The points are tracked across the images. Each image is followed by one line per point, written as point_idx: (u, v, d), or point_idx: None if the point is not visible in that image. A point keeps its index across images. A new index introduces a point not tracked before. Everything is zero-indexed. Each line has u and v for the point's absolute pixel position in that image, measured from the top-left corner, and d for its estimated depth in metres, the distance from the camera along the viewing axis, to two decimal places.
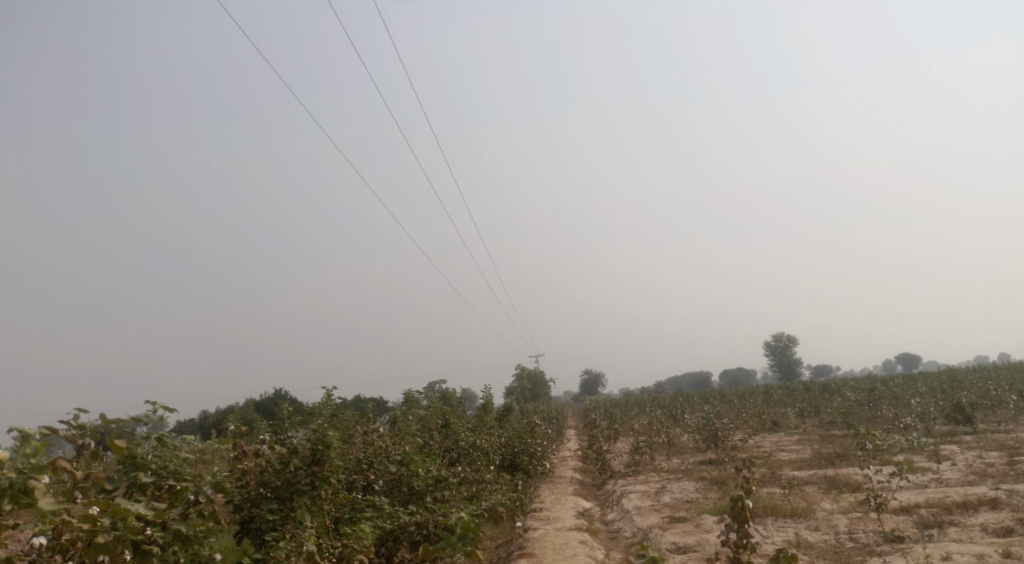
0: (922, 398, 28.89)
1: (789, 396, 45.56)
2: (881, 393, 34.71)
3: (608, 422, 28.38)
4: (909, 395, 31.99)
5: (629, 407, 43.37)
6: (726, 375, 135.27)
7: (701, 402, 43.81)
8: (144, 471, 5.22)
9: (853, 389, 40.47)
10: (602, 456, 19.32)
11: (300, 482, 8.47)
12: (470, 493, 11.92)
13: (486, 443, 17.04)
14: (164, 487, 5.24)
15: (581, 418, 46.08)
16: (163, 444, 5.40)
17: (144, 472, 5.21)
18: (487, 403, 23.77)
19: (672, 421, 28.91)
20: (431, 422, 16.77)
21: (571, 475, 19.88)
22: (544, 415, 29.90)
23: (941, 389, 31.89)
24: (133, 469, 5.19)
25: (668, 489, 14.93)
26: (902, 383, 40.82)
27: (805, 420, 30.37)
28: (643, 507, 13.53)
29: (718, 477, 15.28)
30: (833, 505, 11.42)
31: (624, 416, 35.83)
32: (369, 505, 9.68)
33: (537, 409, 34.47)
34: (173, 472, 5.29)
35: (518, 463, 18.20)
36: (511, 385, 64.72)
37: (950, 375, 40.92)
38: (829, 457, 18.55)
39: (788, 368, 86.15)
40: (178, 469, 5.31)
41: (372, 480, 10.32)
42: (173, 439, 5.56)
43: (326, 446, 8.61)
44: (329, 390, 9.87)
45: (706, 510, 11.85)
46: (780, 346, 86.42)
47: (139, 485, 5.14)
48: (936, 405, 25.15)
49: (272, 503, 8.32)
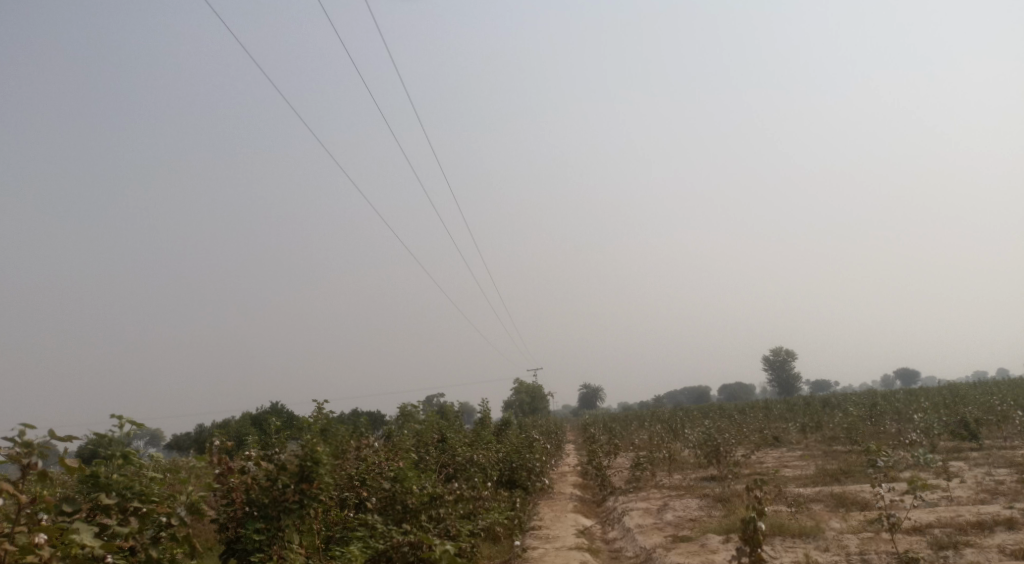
0: (925, 413, 28.52)
1: (790, 411, 45.17)
2: (883, 408, 34.33)
3: (608, 436, 27.99)
4: (912, 410, 31.62)
5: (628, 422, 42.96)
6: (725, 389, 134.83)
7: (701, 416, 43.38)
8: (108, 492, 4.95)
9: (854, 403, 40.06)
10: (602, 472, 18.93)
11: (288, 500, 8.05)
12: (467, 511, 11.52)
13: (483, 458, 16.61)
14: (129, 509, 4.97)
15: (580, 432, 45.64)
16: (128, 463, 5.12)
17: (107, 494, 4.94)
18: (485, 417, 23.38)
19: (672, 436, 28.51)
20: (427, 437, 16.39)
21: (571, 491, 19.46)
22: (543, 430, 29.50)
23: (944, 404, 31.50)
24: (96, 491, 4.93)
25: (670, 507, 14.52)
26: (903, 398, 40.46)
27: (808, 435, 29.97)
28: (645, 525, 13.14)
29: (722, 494, 14.88)
30: (841, 525, 11.03)
31: (624, 431, 35.41)
32: (361, 524, 9.30)
33: (536, 424, 34.08)
34: (139, 493, 5.03)
35: (516, 479, 17.79)
36: (509, 399, 64.23)
37: (952, 389, 40.54)
38: (834, 473, 18.16)
39: (787, 383, 85.74)
40: (144, 490, 5.05)
41: (365, 497, 9.98)
42: (139, 457, 5.27)
43: (315, 462, 8.17)
44: (321, 403, 9.47)
45: (711, 530, 11.47)
46: (779, 361, 86.09)
47: (102, 508, 4.87)
48: (941, 420, 24.79)
49: (257, 522, 7.92)
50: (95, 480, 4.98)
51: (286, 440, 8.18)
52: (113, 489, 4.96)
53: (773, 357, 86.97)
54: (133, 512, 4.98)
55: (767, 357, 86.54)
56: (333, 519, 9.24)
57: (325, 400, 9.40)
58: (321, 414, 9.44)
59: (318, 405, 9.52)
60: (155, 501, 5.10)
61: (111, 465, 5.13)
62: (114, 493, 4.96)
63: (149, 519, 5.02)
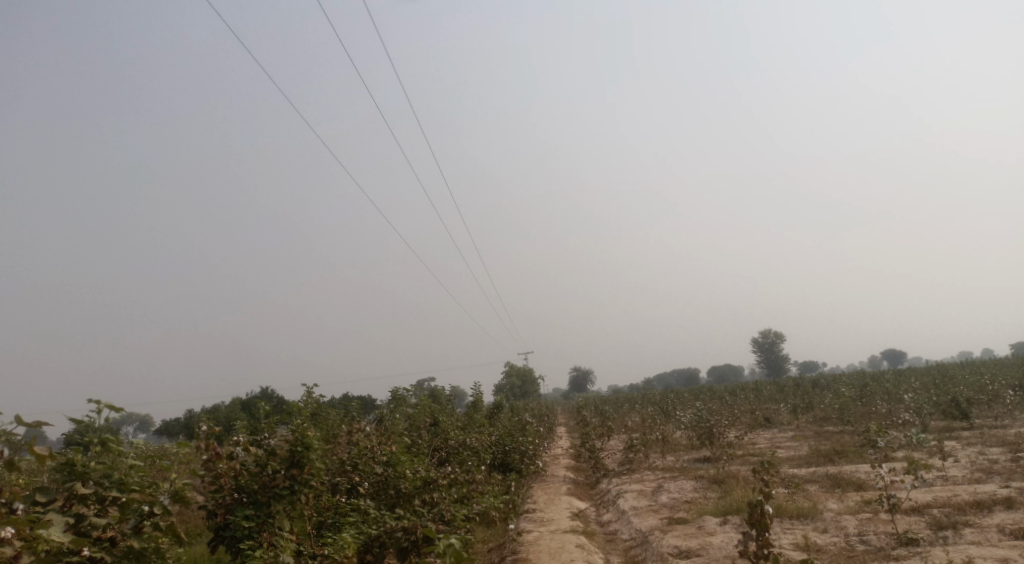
0: (916, 393, 28.60)
1: (781, 392, 45.33)
2: (874, 389, 34.44)
3: (600, 419, 27.97)
4: (902, 390, 31.73)
5: (620, 404, 43.04)
6: (714, 371, 135.50)
7: (692, 398, 43.46)
8: (84, 481, 4.73)
9: (844, 384, 40.20)
10: (595, 455, 18.85)
11: (278, 485, 7.84)
12: (460, 495, 11.35)
13: (476, 442, 16.45)
14: (108, 499, 4.76)
15: (571, 415, 45.67)
16: (108, 450, 4.88)
17: (84, 483, 4.73)
18: (477, 400, 23.24)
19: (665, 418, 28.51)
20: (419, 421, 16.22)
21: (564, 474, 19.38)
22: (535, 413, 29.42)
23: (934, 384, 31.60)
24: (72, 479, 4.72)
25: (665, 489, 14.43)
26: (894, 378, 40.61)
27: (799, 416, 30.04)
28: (640, 508, 13.05)
29: (717, 476, 14.80)
30: (839, 506, 10.94)
31: (616, 413, 35.40)
32: (354, 509, 9.10)
33: (527, 407, 34.01)
34: (118, 482, 4.82)
35: (509, 463, 17.66)
36: (500, 382, 64.18)
37: (941, 370, 40.72)
38: (827, 454, 18.14)
39: (776, 365, 86.16)
40: (124, 479, 4.84)
41: (357, 482, 9.78)
42: (120, 443, 5.03)
43: (305, 447, 7.96)
44: (311, 388, 9.27)
45: (707, 511, 11.37)
46: (769, 342, 86.47)
47: (79, 498, 4.66)
48: (932, 400, 24.85)
49: (246, 508, 7.72)
50: (72, 467, 4.76)
51: (276, 424, 7.97)
52: (90, 478, 4.75)
53: (763, 339, 87.26)
54: (112, 501, 4.77)
55: (756, 339, 86.94)
56: (325, 504, 9.07)
57: (315, 384, 9.17)
58: (312, 398, 9.24)
59: (308, 390, 9.31)
60: (134, 489, 4.89)
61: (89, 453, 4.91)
62: (91, 483, 4.75)
63: (129, 508, 4.81)
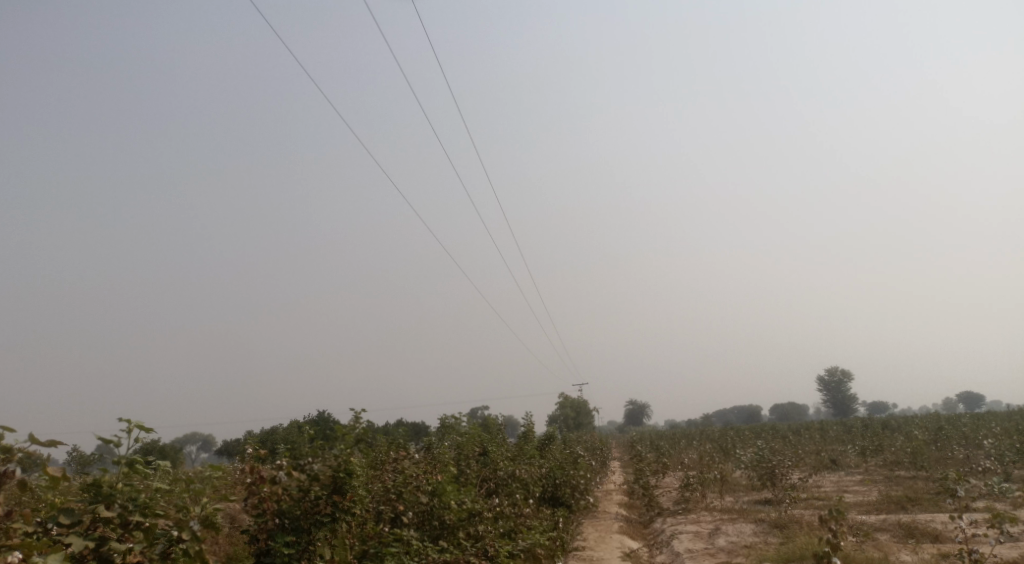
0: (996, 440, 26.92)
1: (847, 434, 43.40)
2: (949, 433, 32.61)
3: (655, 454, 27.19)
4: (980, 435, 29.95)
5: (676, 440, 41.91)
6: (776, 409, 131.38)
7: (752, 436, 41.99)
8: (109, 503, 4.66)
9: (915, 427, 38.18)
10: (649, 492, 18.22)
11: (320, 512, 7.75)
12: (506, 529, 11.04)
13: (526, 474, 16.10)
14: (131, 524, 4.70)
15: (625, 449, 44.66)
16: (134, 471, 4.78)
17: (108, 505, 4.66)
18: (529, 431, 22.86)
19: (723, 456, 27.54)
20: (468, 450, 15.95)
21: (616, 511, 18.79)
22: (587, 446, 28.82)
23: (1016, 430, 29.66)
24: (97, 501, 4.66)
25: (723, 531, 13.76)
26: (970, 422, 38.45)
27: (867, 459, 28.60)
28: (696, 550, 12.46)
29: (778, 520, 14.05)
30: (913, 558, 10.17)
31: (671, 449, 34.43)
32: (397, 540, 8.91)
33: (580, 440, 33.41)
34: (142, 506, 4.75)
35: (559, 497, 17.19)
36: (555, 413, 63.46)
37: (1023, 415, 38.31)
38: (899, 501, 17.10)
39: (842, 404, 82.88)
40: (148, 502, 4.77)
41: (401, 512, 9.58)
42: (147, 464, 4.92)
43: (347, 474, 7.92)
44: (357, 413, 9.09)
45: (768, 558, 10.76)
46: (834, 381, 83.37)
47: (101, 521, 4.60)
48: (1013, 447, 23.30)
49: (288, 535, 7.58)
50: (98, 488, 4.70)
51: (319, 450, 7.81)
52: (115, 500, 4.68)
53: (829, 378, 84.09)
54: (135, 525, 4.72)
55: (821, 378, 83.98)
56: (369, 532, 8.87)
57: (361, 409, 8.98)
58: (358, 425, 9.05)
59: (355, 415, 9.12)
60: (159, 513, 4.82)
61: (115, 472, 4.86)
62: (115, 505, 4.68)
63: (153, 532, 4.76)
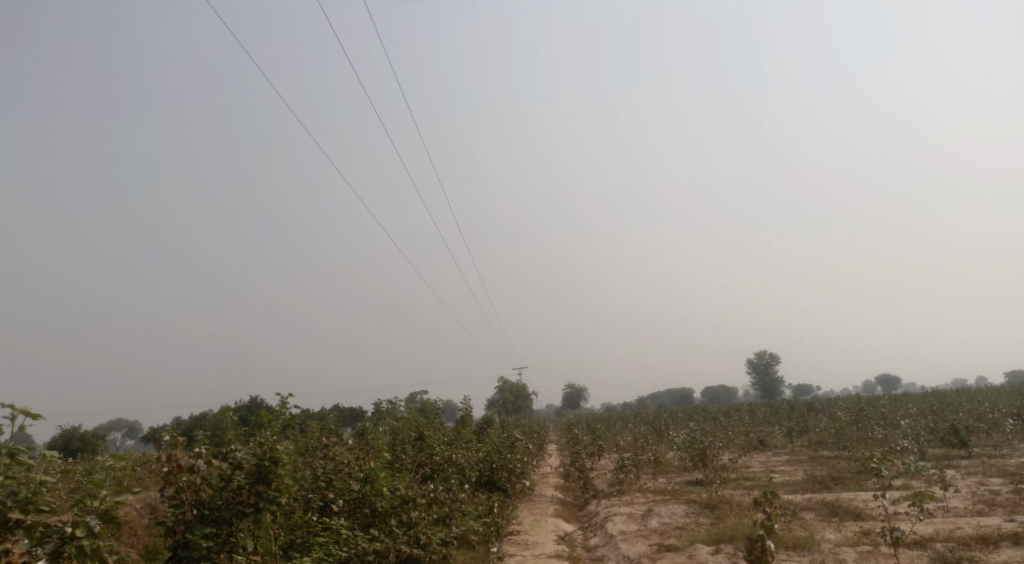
0: (913, 420, 28.15)
1: (775, 415, 44.78)
2: (870, 414, 33.98)
3: (592, 437, 27.45)
4: (898, 416, 31.30)
5: (612, 423, 42.43)
6: (708, 392, 135.06)
7: (685, 418, 42.93)
8: None
9: (838, 408, 39.67)
10: (585, 474, 18.34)
11: (242, 502, 7.42)
12: (440, 516, 10.84)
13: (462, 458, 15.93)
14: (13, 523, 4.48)
15: (563, 432, 45.01)
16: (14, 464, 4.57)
17: None
18: (466, 415, 22.70)
19: (657, 437, 27.99)
20: (404, 436, 15.69)
21: (552, 494, 18.86)
22: (525, 430, 28.88)
23: (931, 411, 31.12)
24: None
25: (656, 512, 13.92)
26: (889, 403, 40.16)
27: (794, 439, 29.53)
28: (630, 532, 12.55)
29: (709, 500, 14.31)
30: (836, 536, 10.46)
31: (608, 431, 34.85)
32: (325, 529, 8.63)
33: (518, 423, 33.48)
34: (24, 502, 4.54)
35: (495, 481, 17.08)
36: (493, 397, 63.59)
37: (937, 396, 40.24)
38: (823, 480, 17.67)
39: (770, 387, 85.66)
40: (31, 499, 4.56)
41: (331, 500, 9.29)
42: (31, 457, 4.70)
43: (273, 462, 7.55)
44: (285, 397, 8.74)
45: (700, 539, 10.89)
46: (763, 364, 86.05)
47: None
48: (929, 427, 24.39)
49: (207, 526, 7.23)
50: None
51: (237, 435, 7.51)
52: None
53: (758, 361, 86.75)
54: (18, 523, 4.51)
55: (750, 361, 86.53)
56: (297, 522, 8.52)
57: (289, 394, 8.62)
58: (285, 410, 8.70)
59: (282, 400, 8.77)
60: (44, 509, 4.63)
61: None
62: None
63: (39, 530, 4.57)
